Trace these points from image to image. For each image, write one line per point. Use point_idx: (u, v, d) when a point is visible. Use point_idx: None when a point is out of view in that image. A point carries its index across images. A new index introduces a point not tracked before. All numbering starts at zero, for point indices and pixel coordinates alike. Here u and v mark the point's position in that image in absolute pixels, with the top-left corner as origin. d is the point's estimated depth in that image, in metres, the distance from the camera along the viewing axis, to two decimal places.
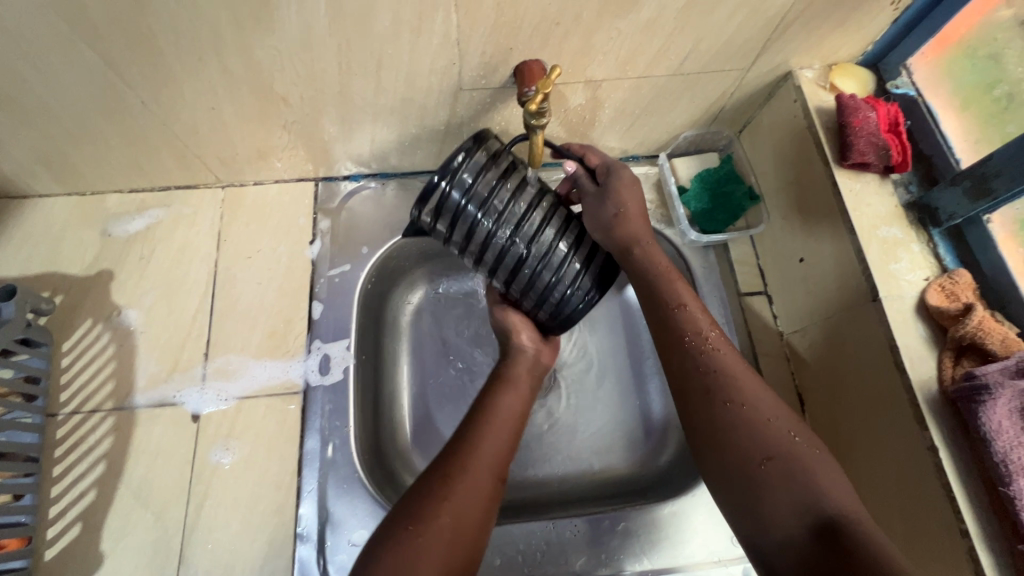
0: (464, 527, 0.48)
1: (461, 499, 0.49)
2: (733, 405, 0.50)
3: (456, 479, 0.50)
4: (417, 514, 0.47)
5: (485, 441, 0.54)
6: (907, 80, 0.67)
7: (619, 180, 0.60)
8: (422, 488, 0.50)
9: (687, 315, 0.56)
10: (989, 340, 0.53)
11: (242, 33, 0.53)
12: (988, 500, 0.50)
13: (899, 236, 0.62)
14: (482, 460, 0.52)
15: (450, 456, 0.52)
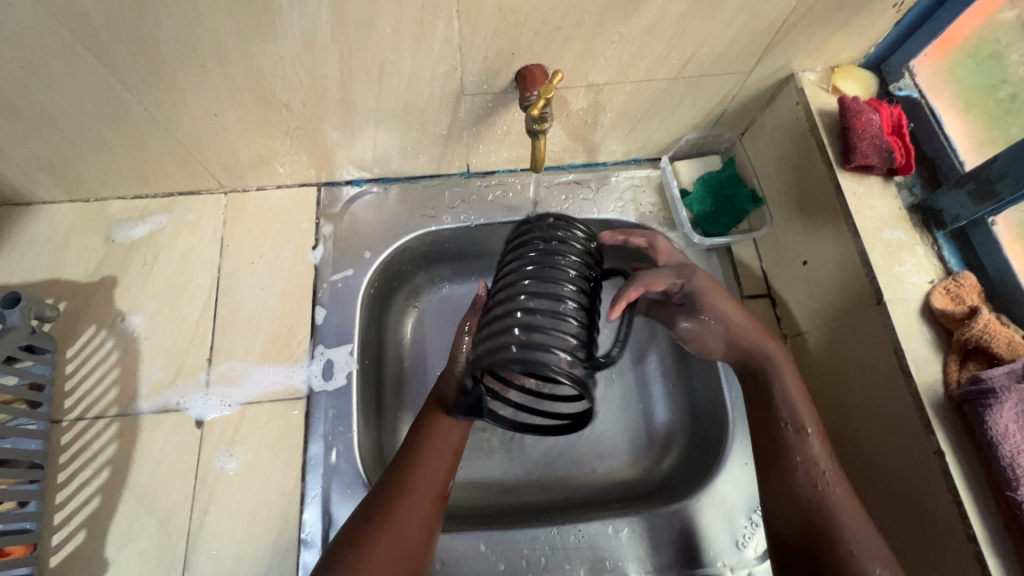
0: (407, 551, 0.53)
1: (401, 527, 0.54)
2: (803, 434, 0.59)
3: (398, 506, 0.55)
4: (362, 541, 0.52)
5: (424, 461, 0.59)
6: (910, 82, 0.67)
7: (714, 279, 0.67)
8: (364, 511, 0.55)
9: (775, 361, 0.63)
10: (994, 343, 0.53)
11: (244, 41, 0.54)
12: (996, 505, 0.50)
13: (904, 239, 0.62)
14: (419, 480, 0.57)
15: (392, 483, 0.57)
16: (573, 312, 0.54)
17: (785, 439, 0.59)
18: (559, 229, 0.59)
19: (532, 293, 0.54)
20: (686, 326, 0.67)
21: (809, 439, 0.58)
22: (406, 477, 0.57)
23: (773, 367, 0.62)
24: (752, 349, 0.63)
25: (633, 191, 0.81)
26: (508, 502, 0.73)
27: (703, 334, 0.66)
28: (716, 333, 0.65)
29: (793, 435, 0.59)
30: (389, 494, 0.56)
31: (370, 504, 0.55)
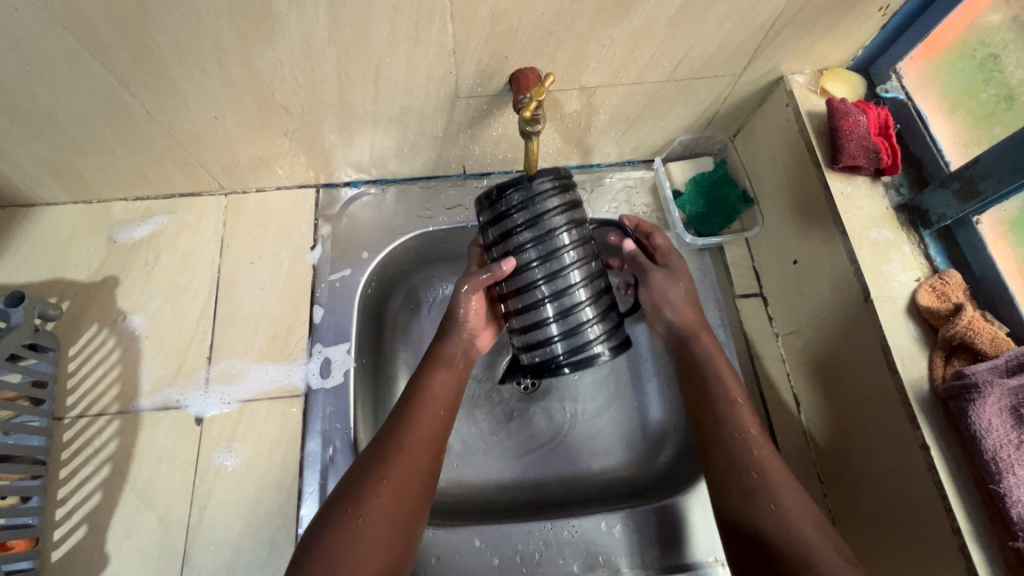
0: (403, 506, 0.53)
1: (398, 482, 0.54)
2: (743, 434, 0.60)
3: (393, 465, 0.55)
4: (358, 499, 0.52)
5: (423, 419, 0.59)
6: (897, 84, 0.69)
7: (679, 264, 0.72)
8: (361, 470, 0.55)
9: (715, 361, 0.66)
10: (978, 339, 0.54)
11: (243, 44, 0.55)
12: (980, 498, 0.51)
13: (891, 238, 0.63)
14: (418, 438, 0.57)
15: (387, 440, 0.57)
16: (569, 292, 0.58)
17: (727, 440, 0.61)
18: (519, 199, 0.56)
19: (552, 300, 0.58)
20: (656, 278, 0.71)
21: (751, 437, 0.60)
22: (399, 435, 0.57)
23: (704, 346, 0.67)
24: (694, 322, 0.69)
25: (627, 192, 0.83)
26: (504, 499, 0.73)
27: (667, 287, 0.71)
28: (679, 292, 0.70)
29: (733, 436, 0.60)
30: (383, 450, 0.56)
31: (364, 461, 0.55)
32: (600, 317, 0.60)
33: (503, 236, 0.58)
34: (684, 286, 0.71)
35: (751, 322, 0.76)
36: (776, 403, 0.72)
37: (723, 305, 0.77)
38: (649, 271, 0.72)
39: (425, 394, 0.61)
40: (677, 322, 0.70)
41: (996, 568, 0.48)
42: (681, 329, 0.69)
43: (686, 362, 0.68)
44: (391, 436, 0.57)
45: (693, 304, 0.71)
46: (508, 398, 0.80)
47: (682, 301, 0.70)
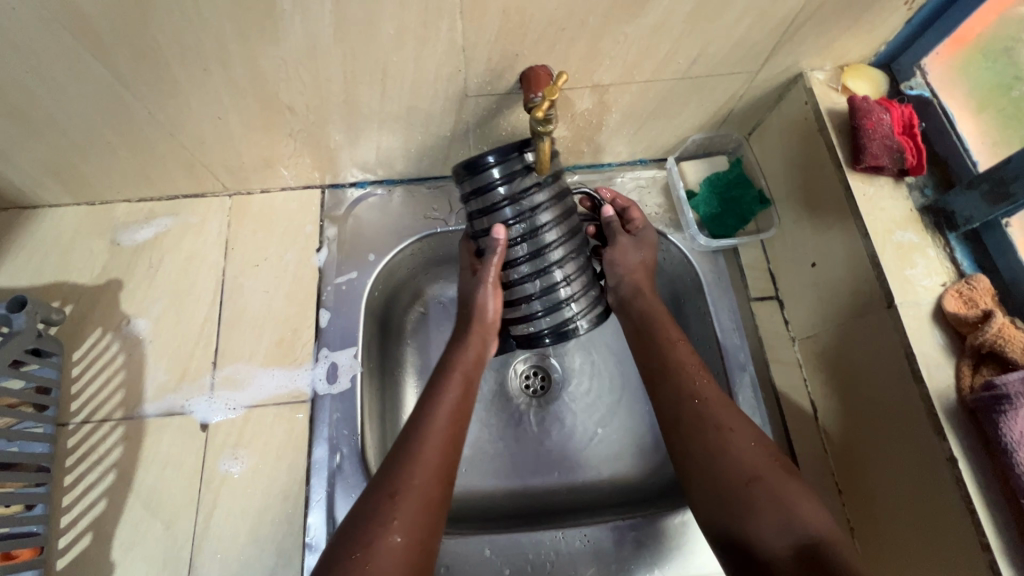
0: (417, 540, 0.51)
1: (408, 520, 0.51)
2: (724, 431, 0.56)
3: (403, 500, 0.52)
4: (367, 541, 0.49)
5: (428, 445, 0.56)
6: (921, 81, 0.66)
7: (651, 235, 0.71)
8: (370, 506, 0.52)
9: (679, 353, 0.62)
10: (1009, 348, 0.52)
11: (246, 43, 0.53)
12: (1010, 513, 0.49)
13: (915, 241, 0.60)
14: (426, 467, 0.55)
15: (395, 473, 0.54)
16: (550, 270, 0.60)
17: (709, 439, 0.56)
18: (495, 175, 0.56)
19: (532, 279, 0.60)
20: (622, 242, 0.69)
21: (731, 434, 0.56)
22: (409, 464, 0.55)
23: (649, 304, 0.66)
24: (642, 284, 0.67)
25: (639, 192, 0.81)
26: (513, 506, 0.72)
27: (629, 250, 0.69)
28: (638, 256, 0.68)
29: (713, 433, 0.56)
30: (391, 486, 0.53)
31: (370, 501, 0.52)
32: (581, 293, 0.62)
33: (484, 213, 0.59)
34: (645, 253, 0.69)
35: (766, 326, 0.74)
36: (794, 410, 0.70)
37: (738, 308, 0.75)
38: (617, 235, 0.69)
39: (433, 413, 0.59)
40: (629, 281, 0.67)
41: None
42: (633, 288, 0.67)
43: (649, 347, 0.64)
44: (399, 468, 0.54)
45: (648, 272, 0.69)
46: (517, 402, 0.79)
47: (638, 265, 0.68)
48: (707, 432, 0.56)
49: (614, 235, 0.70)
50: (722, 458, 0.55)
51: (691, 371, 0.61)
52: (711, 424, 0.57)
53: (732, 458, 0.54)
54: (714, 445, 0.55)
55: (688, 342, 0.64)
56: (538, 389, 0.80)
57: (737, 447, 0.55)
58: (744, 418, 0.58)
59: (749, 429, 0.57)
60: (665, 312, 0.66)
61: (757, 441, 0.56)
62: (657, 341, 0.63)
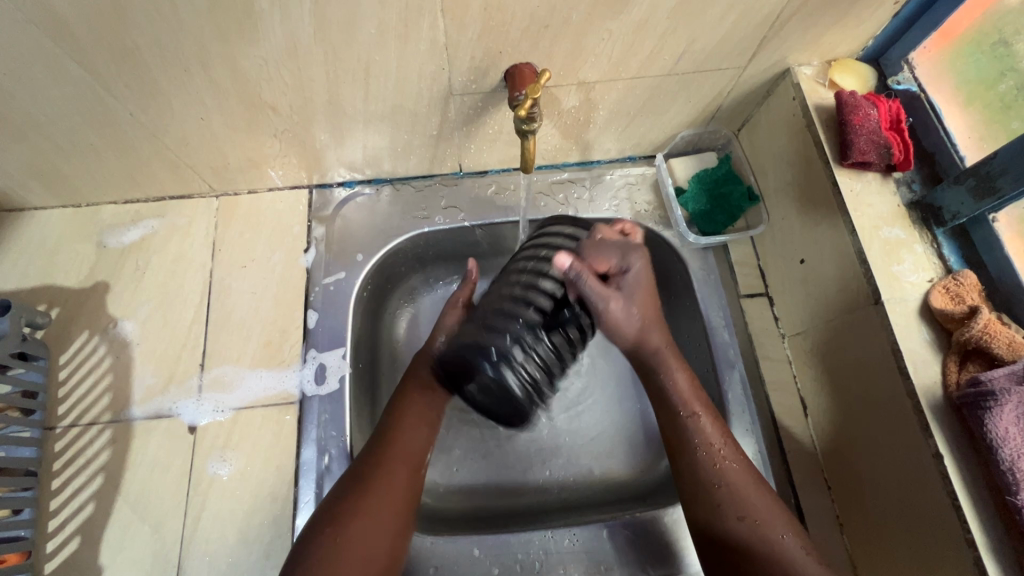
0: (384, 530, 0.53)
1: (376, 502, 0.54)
2: (748, 521, 0.53)
3: (371, 485, 0.55)
4: (338, 520, 0.52)
5: (397, 441, 0.59)
6: (909, 75, 0.66)
7: (637, 277, 0.59)
8: (338, 490, 0.55)
9: (699, 425, 0.58)
10: (995, 343, 0.52)
11: (226, 44, 0.53)
12: (995, 509, 0.49)
13: (902, 237, 0.60)
14: (394, 457, 0.58)
15: (363, 463, 0.57)
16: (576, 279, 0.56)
17: (734, 530, 0.53)
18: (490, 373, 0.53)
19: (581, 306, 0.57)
20: (615, 309, 0.57)
21: (758, 526, 0.53)
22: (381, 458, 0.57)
23: (662, 363, 0.60)
24: (650, 345, 0.60)
25: (628, 189, 0.80)
26: (502, 506, 0.72)
27: (622, 319, 0.58)
28: (634, 322, 0.59)
29: (736, 524, 0.53)
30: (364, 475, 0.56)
31: (345, 490, 0.55)
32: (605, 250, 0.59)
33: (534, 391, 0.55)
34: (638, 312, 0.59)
35: (756, 323, 0.74)
36: (783, 407, 0.70)
37: (727, 306, 0.75)
38: (607, 301, 0.56)
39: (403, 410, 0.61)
40: (633, 349, 0.61)
41: None
42: (636, 358, 0.62)
43: (659, 398, 0.61)
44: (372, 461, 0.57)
45: (652, 323, 0.60)
46: None
47: (634, 332, 0.59)
48: (725, 519, 0.54)
49: (606, 303, 0.56)
50: (765, 555, 0.51)
51: (712, 445, 0.57)
52: (729, 512, 0.54)
53: (770, 553, 0.51)
54: (745, 541, 0.53)
55: (709, 413, 0.59)
56: None
57: (786, 552, 0.51)
58: (783, 510, 0.54)
59: (778, 516, 0.54)
60: (686, 373, 0.61)
61: (799, 539, 0.52)
62: (667, 389, 0.60)
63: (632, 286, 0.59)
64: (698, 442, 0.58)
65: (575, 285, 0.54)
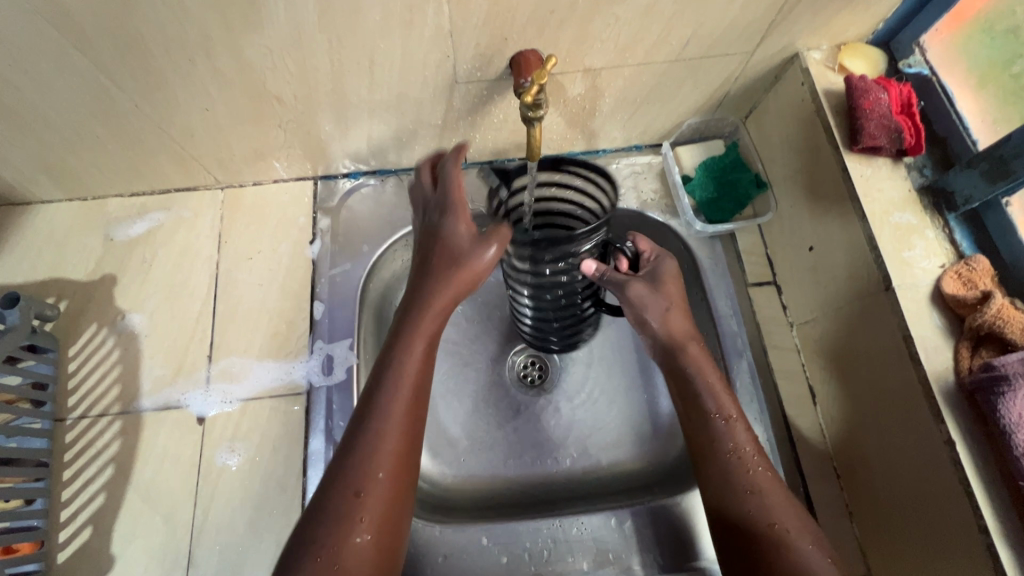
0: (383, 538, 0.49)
1: (376, 512, 0.49)
2: (778, 529, 0.51)
3: (368, 496, 0.49)
4: (333, 543, 0.47)
5: (388, 436, 0.51)
6: (920, 58, 0.65)
7: (664, 271, 0.62)
8: (331, 504, 0.48)
9: (731, 429, 0.57)
10: (1008, 328, 0.51)
11: (230, 33, 0.53)
12: (1008, 495, 0.49)
13: (914, 222, 0.59)
14: (389, 456, 0.50)
15: (356, 468, 0.49)
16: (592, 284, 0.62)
17: (761, 535, 0.51)
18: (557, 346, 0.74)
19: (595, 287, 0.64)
20: (637, 292, 0.59)
21: (787, 534, 0.51)
22: (371, 462, 0.50)
23: (698, 356, 0.59)
24: (682, 336, 0.60)
25: (634, 177, 0.80)
26: (510, 496, 0.73)
27: (646, 303, 0.59)
28: (660, 304, 0.59)
29: (766, 530, 0.51)
30: (355, 482, 0.49)
31: (331, 500, 0.48)
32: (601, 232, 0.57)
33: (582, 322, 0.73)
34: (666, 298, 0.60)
35: (764, 312, 0.73)
36: (792, 395, 0.69)
37: (735, 295, 0.74)
38: (626, 289, 0.59)
39: (394, 392, 0.52)
40: (666, 335, 0.60)
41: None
42: (670, 345, 0.60)
43: (686, 397, 0.59)
44: (358, 465, 0.49)
45: (680, 312, 0.60)
46: (514, 393, 0.78)
47: (665, 324, 0.60)
48: (756, 525, 0.52)
49: (624, 288, 0.59)
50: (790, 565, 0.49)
51: (744, 451, 0.56)
52: (761, 518, 0.52)
53: (792, 560, 0.49)
54: (768, 548, 0.51)
55: (744, 417, 0.58)
56: (536, 378, 0.79)
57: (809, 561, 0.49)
58: (806, 517, 0.53)
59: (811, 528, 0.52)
60: (719, 375, 0.59)
61: (823, 551, 0.50)
62: (698, 391, 0.58)
63: (659, 274, 0.61)
64: (731, 449, 0.56)
65: (605, 281, 0.59)
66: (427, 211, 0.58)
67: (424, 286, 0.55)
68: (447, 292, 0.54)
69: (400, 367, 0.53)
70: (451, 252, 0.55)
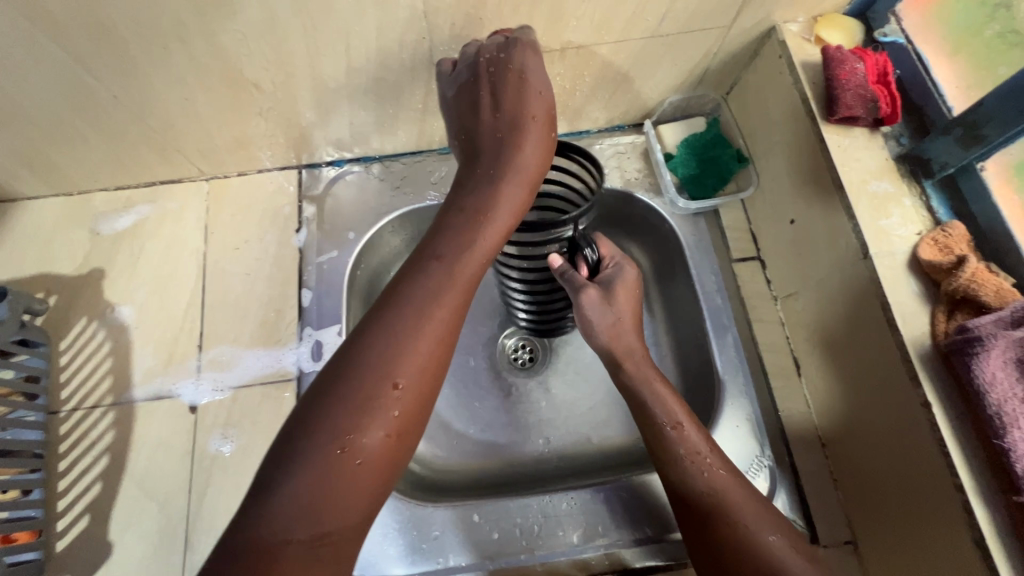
0: (401, 447, 0.41)
1: (406, 412, 0.41)
2: (739, 526, 0.50)
3: (405, 388, 0.41)
4: (349, 429, 0.38)
5: (427, 325, 0.43)
6: (896, 27, 0.66)
7: (622, 281, 0.61)
8: (352, 385, 0.40)
9: (683, 435, 0.56)
10: (982, 291, 0.52)
11: (203, 18, 0.53)
12: (984, 453, 0.49)
13: (890, 191, 0.60)
14: (426, 349, 0.42)
15: (390, 352, 0.41)
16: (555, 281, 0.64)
17: (721, 534, 0.50)
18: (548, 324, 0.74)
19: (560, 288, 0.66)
20: (589, 299, 0.59)
21: (749, 528, 0.49)
22: (410, 351, 0.41)
23: (639, 368, 0.60)
24: (622, 350, 0.60)
25: (617, 158, 0.79)
26: (501, 474, 0.74)
27: (597, 307, 0.60)
28: (608, 317, 0.60)
29: (727, 527, 0.50)
30: (394, 370, 0.41)
31: (362, 380, 0.40)
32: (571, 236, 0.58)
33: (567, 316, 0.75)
34: (617, 311, 0.60)
35: (749, 287, 0.74)
36: (778, 367, 0.69)
37: (720, 271, 0.75)
38: (580, 294, 0.59)
39: (450, 273, 0.45)
40: (607, 349, 0.61)
41: (1000, 522, 0.47)
42: (609, 356, 0.61)
43: (639, 408, 0.59)
44: (399, 346, 0.41)
45: (628, 324, 0.61)
46: (505, 374, 0.79)
47: (612, 329, 0.61)
48: (719, 522, 0.50)
49: (578, 292, 0.59)
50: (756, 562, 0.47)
51: (698, 454, 0.55)
52: (723, 516, 0.51)
53: (755, 555, 0.48)
54: (731, 545, 0.49)
55: (695, 421, 0.57)
56: (527, 361, 0.80)
57: (772, 552, 0.48)
58: (774, 513, 0.51)
59: (781, 520, 0.51)
60: (661, 381, 0.59)
61: (788, 540, 0.49)
62: (647, 399, 0.58)
63: (615, 283, 0.61)
64: (685, 453, 0.55)
65: (564, 280, 0.60)
66: (493, 61, 0.54)
67: (511, 141, 0.51)
68: (538, 152, 0.52)
69: (475, 237, 0.47)
70: (537, 110, 0.53)
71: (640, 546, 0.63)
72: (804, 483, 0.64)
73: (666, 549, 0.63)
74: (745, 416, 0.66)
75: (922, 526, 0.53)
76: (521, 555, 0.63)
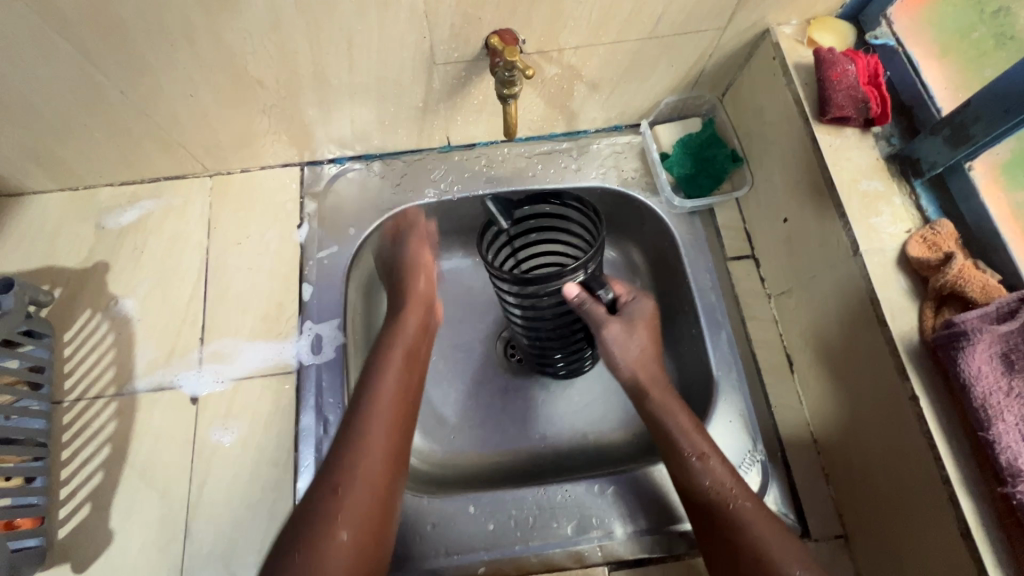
0: (366, 548, 0.51)
1: (357, 516, 0.51)
2: (763, 561, 0.51)
3: (347, 492, 0.52)
4: (310, 539, 0.49)
5: (371, 433, 0.56)
6: (886, 30, 0.67)
7: (641, 312, 0.66)
8: (311, 503, 0.52)
9: (706, 467, 0.57)
10: (969, 287, 0.53)
11: (209, 17, 0.55)
12: (971, 445, 0.50)
13: (881, 189, 0.61)
14: (357, 470, 0.53)
15: (339, 466, 0.53)
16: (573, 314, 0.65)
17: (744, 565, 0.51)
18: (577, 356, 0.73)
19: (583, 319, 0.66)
20: (613, 331, 0.64)
21: (771, 560, 0.51)
22: (353, 471, 0.53)
23: (665, 399, 0.62)
24: (647, 380, 0.63)
25: (614, 157, 0.80)
26: (496, 469, 0.74)
27: (624, 342, 0.64)
28: (632, 348, 0.64)
29: (751, 561, 0.51)
30: (337, 481, 0.52)
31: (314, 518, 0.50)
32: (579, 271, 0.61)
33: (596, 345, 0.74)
34: (638, 341, 0.64)
35: (743, 285, 0.75)
36: (771, 363, 0.70)
37: (715, 269, 0.76)
38: (603, 327, 0.63)
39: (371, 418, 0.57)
40: (632, 379, 0.64)
41: (984, 512, 0.48)
42: (636, 388, 0.64)
43: (660, 436, 0.60)
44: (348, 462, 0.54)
45: (649, 355, 0.65)
46: (503, 371, 0.80)
47: (637, 359, 0.64)
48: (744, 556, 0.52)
49: (602, 327, 0.63)
50: None
51: (724, 486, 0.56)
52: (745, 548, 0.52)
53: None
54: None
55: (718, 451, 0.58)
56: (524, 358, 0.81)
57: None
58: (794, 544, 0.52)
59: (798, 549, 0.52)
60: (686, 414, 0.61)
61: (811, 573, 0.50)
62: (670, 430, 0.60)
63: (634, 317, 0.65)
64: (709, 485, 0.56)
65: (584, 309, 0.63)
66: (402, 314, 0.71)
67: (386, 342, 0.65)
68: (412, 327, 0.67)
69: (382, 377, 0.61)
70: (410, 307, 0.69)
71: (635, 538, 0.64)
72: (795, 477, 0.65)
73: (660, 541, 0.64)
74: (738, 412, 0.67)
75: (911, 519, 0.54)
76: (516, 546, 0.64)
